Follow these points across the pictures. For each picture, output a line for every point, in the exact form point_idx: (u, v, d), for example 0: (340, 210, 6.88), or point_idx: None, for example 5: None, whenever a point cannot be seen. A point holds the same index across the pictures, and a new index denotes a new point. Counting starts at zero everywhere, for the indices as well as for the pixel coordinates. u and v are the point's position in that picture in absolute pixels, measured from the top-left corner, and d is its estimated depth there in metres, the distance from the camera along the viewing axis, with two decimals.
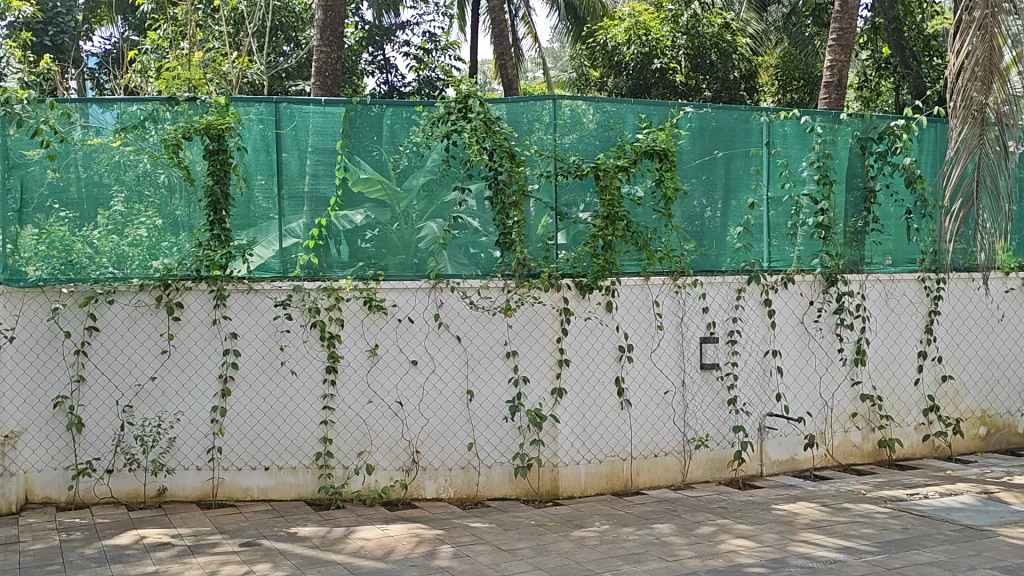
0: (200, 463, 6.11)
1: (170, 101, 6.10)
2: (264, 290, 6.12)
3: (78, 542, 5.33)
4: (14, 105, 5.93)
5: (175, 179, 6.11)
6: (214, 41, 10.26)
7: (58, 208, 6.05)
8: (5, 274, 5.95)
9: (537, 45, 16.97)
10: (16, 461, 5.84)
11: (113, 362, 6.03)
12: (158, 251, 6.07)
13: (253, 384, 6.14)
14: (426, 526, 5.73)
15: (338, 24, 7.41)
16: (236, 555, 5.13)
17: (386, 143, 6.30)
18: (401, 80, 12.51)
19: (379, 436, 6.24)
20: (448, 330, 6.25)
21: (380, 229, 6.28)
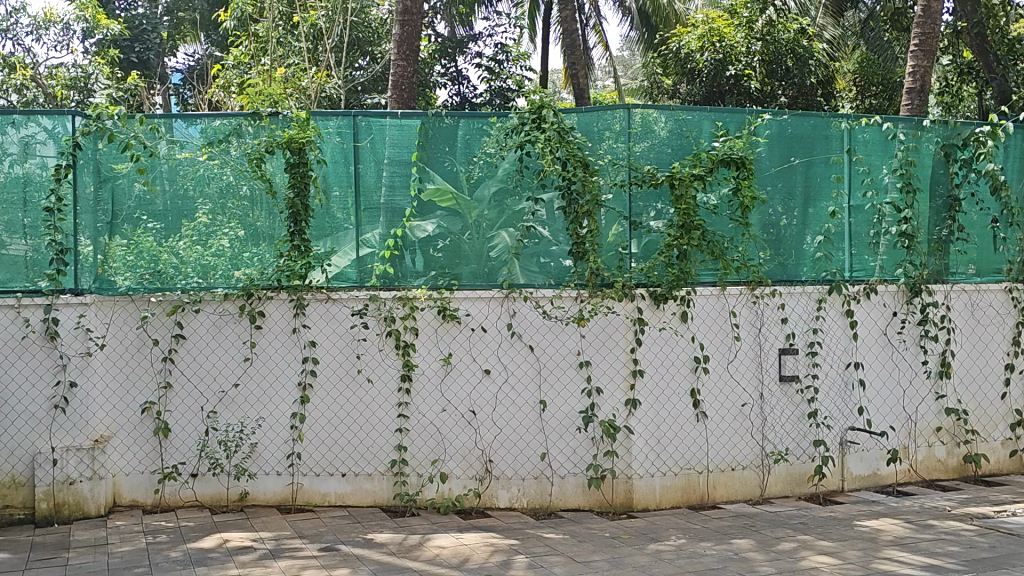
0: (280, 468, 6.23)
1: (254, 116, 6.28)
2: (341, 299, 6.23)
3: (164, 545, 5.50)
4: (106, 121, 6.13)
5: (258, 192, 6.28)
6: (293, 56, 10.52)
7: (146, 220, 6.26)
8: (95, 284, 6.13)
9: (607, 53, 16.97)
10: (105, 464, 6.03)
11: (197, 369, 6.20)
12: (241, 261, 6.24)
13: (330, 391, 6.25)
14: (500, 535, 5.74)
15: (414, 38, 7.53)
16: (315, 560, 5.22)
17: (461, 154, 6.37)
18: (473, 91, 12.53)
19: (453, 444, 6.28)
20: (521, 339, 6.26)
21: (452, 239, 6.34)
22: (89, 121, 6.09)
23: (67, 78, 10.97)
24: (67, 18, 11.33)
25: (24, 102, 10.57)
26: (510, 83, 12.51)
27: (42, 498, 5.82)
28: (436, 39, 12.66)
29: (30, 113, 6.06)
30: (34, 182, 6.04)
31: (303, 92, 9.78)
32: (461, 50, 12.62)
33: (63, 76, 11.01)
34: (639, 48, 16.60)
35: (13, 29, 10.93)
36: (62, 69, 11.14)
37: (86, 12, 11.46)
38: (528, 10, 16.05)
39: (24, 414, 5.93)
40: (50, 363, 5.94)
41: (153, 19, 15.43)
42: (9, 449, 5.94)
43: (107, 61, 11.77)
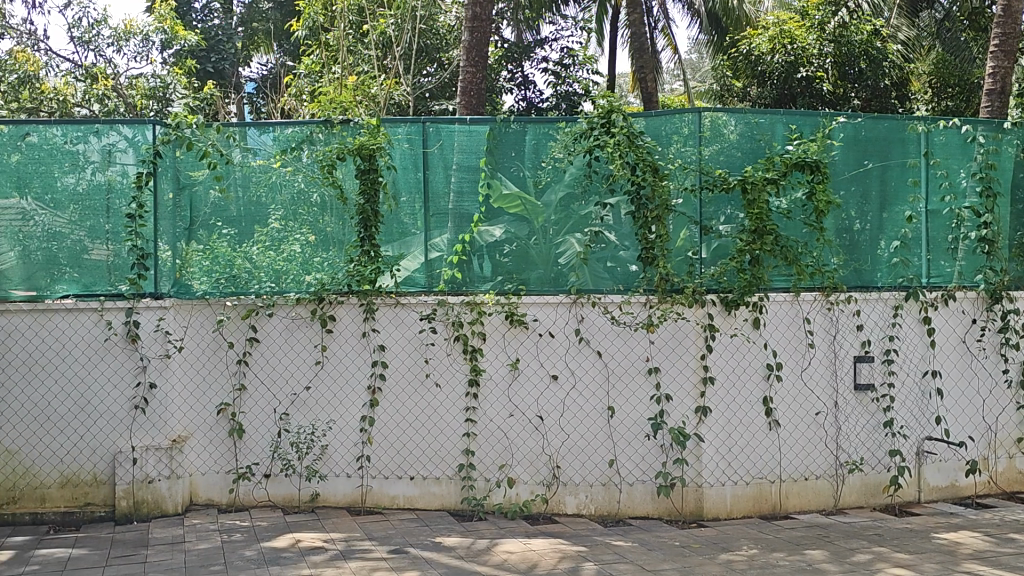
0: (350, 470, 6.32)
1: (326, 123, 6.40)
2: (410, 304, 6.30)
3: (239, 544, 5.62)
4: (185, 130, 6.27)
5: (328, 198, 6.37)
6: (363, 64, 10.70)
7: (221, 226, 6.41)
8: (174, 288, 6.31)
9: (676, 57, 16.85)
10: (182, 464, 6.19)
11: (270, 371, 6.33)
12: (312, 266, 6.35)
13: (399, 396, 6.31)
14: (568, 541, 5.73)
15: (483, 45, 7.58)
16: (385, 562, 5.27)
17: (529, 160, 6.37)
18: (540, 96, 12.56)
19: (520, 450, 6.28)
20: (589, 345, 6.23)
21: (519, 244, 6.36)
22: (168, 130, 6.26)
23: (148, 88, 11.38)
24: (146, 29, 11.74)
25: (104, 111, 11.24)
26: (576, 87, 12.50)
27: (122, 496, 5.99)
28: (502, 44, 12.66)
29: (111, 123, 6.24)
30: (116, 189, 6.23)
31: (373, 99, 9.91)
32: (528, 56, 12.63)
33: (143, 86, 11.33)
34: (709, 51, 16.43)
35: (95, 41, 11.32)
36: (141, 79, 11.52)
37: (165, 24, 11.83)
38: (595, 14, 16.00)
39: (104, 414, 6.11)
40: (131, 364, 6.12)
41: (228, 30, 15.83)
42: (90, 448, 6.12)
43: (184, 71, 12.12)
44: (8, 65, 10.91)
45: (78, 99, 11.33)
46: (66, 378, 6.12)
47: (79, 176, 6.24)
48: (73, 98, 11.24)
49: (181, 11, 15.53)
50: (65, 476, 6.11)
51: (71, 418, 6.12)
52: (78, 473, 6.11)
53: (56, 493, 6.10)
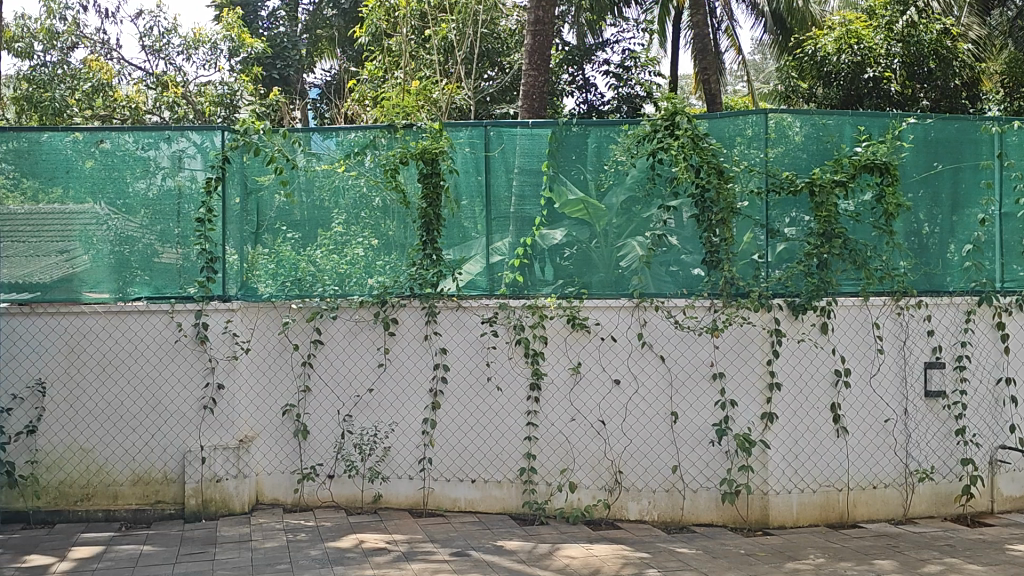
0: (412, 472, 6.37)
1: (389, 128, 6.45)
2: (472, 307, 6.31)
3: (305, 543, 5.70)
4: (252, 136, 6.38)
5: (391, 202, 6.43)
6: (425, 69, 10.83)
7: (285, 230, 6.50)
8: (241, 291, 6.43)
9: (740, 57, 16.60)
10: (249, 463, 6.30)
11: (334, 373, 6.40)
12: (374, 269, 6.41)
13: (461, 399, 6.33)
14: (630, 548, 5.69)
15: (546, 47, 7.58)
16: (447, 564, 5.30)
17: (591, 163, 6.36)
18: (601, 98, 12.53)
19: (582, 454, 6.27)
20: (653, 349, 6.19)
21: (580, 247, 6.34)
22: (236, 136, 6.38)
23: (216, 95, 11.74)
24: (215, 38, 12.10)
25: (175, 118, 11.59)
26: (639, 90, 12.49)
27: (192, 495, 6.13)
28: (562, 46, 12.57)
29: (180, 129, 6.40)
30: (185, 194, 6.39)
31: (435, 103, 10.15)
32: (589, 58, 12.61)
33: (211, 94, 11.73)
34: (773, 51, 16.20)
35: (166, 49, 11.64)
36: (210, 86, 11.88)
37: (232, 32, 12.12)
38: (657, 16, 15.90)
39: (174, 413, 6.26)
40: (200, 365, 6.26)
41: (293, 37, 16.15)
42: (161, 446, 6.27)
43: (251, 79, 12.44)
44: (83, 75, 11.44)
45: (150, 107, 11.71)
46: (138, 378, 6.28)
47: (150, 182, 6.41)
48: (145, 106, 11.65)
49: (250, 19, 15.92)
50: (137, 473, 6.26)
51: (142, 417, 6.28)
52: (149, 471, 6.26)
53: (127, 490, 6.25)
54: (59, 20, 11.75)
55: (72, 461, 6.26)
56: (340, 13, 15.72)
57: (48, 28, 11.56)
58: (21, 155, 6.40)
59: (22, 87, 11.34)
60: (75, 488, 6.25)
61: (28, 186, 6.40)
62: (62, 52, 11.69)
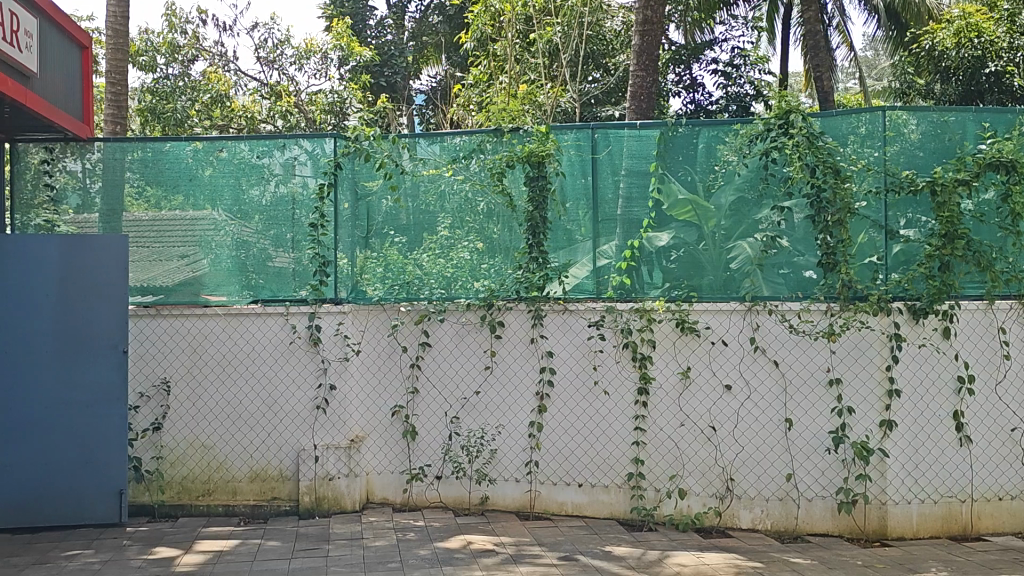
0: (519, 475, 6.39)
1: (496, 132, 6.47)
2: (578, 310, 6.29)
3: (414, 543, 5.78)
4: (363, 142, 6.55)
5: (497, 206, 6.47)
6: (529, 73, 11.02)
7: (393, 234, 6.61)
8: (351, 294, 6.58)
9: (853, 54, 16.10)
10: (360, 463, 6.44)
11: (441, 376, 6.47)
12: (480, 273, 6.46)
13: (568, 402, 6.32)
14: (743, 557, 5.55)
15: (654, 48, 7.53)
16: (556, 568, 5.28)
17: (700, 164, 6.26)
18: (709, 98, 12.73)
19: (692, 460, 6.19)
20: (766, 354, 6.04)
21: (686, 250, 6.26)
22: (348, 142, 6.56)
23: (327, 104, 12.33)
24: (325, 48, 12.59)
25: (288, 126, 12.03)
26: (748, 89, 12.67)
27: (306, 492, 6.30)
28: (665, 45, 12.83)
29: (293, 137, 6.60)
30: (298, 200, 6.59)
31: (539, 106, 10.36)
32: (699, 58, 12.84)
33: (322, 102, 12.30)
34: (887, 47, 15.65)
35: (279, 60, 12.07)
36: (321, 95, 12.56)
37: (342, 41, 12.55)
38: (766, 13, 15.61)
39: (288, 413, 6.43)
40: (313, 366, 6.42)
41: (400, 45, 16.49)
42: (276, 445, 6.46)
43: (359, 87, 12.92)
44: (203, 85, 12.10)
45: (264, 117, 12.13)
46: (254, 378, 6.48)
47: (264, 189, 6.64)
48: (259, 115, 12.13)
49: (358, 29, 16.47)
50: (254, 470, 6.47)
51: (258, 416, 6.48)
52: (266, 468, 6.46)
53: (246, 486, 6.47)
54: (180, 34, 12.33)
55: (194, 457, 6.51)
56: (445, 20, 15.94)
57: (171, 42, 12.13)
58: (147, 164, 6.72)
59: (146, 99, 12.02)
60: (196, 484, 6.50)
61: (151, 194, 6.71)
62: (184, 65, 12.25)
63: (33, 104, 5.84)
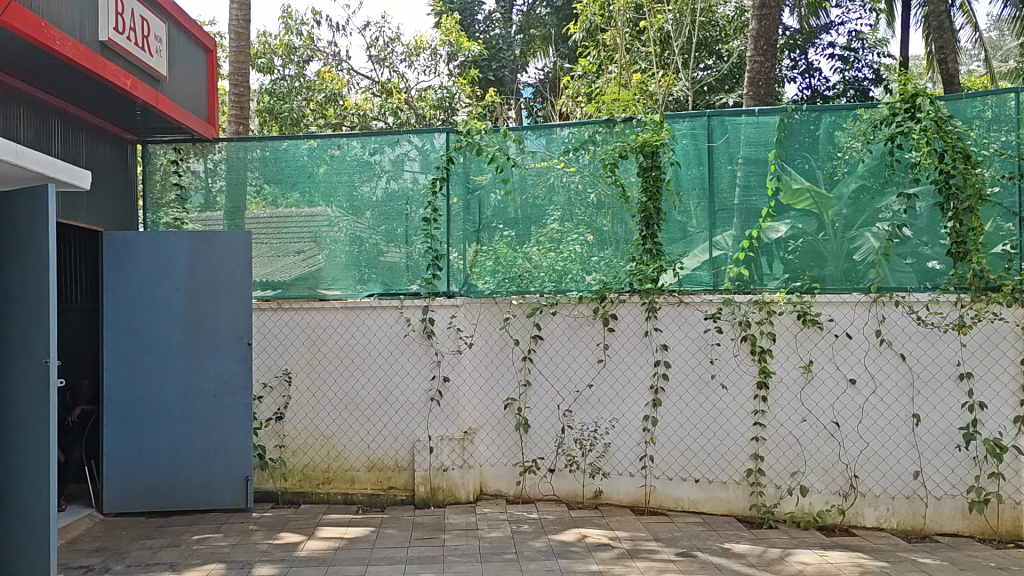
0: (633, 469, 6.32)
1: (609, 122, 6.42)
2: (695, 303, 6.16)
3: (529, 535, 5.79)
4: (476, 135, 6.59)
5: (608, 198, 6.40)
6: (639, 62, 11.16)
7: (502, 228, 6.62)
8: (463, 288, 6.61)
9: (977, 33, 15.36)
10: (474, 455, 6.49)
11: (554, 368, 6.45)
12: (590, 266, 6.41)
13: (683, 396, 6.22)
14: (869, 556, 5.33)
15: (772, 32, 7.38)
16: (674, 564, 5.20)
17: (821, 151, 6.06)
18: (824, 83, 13.32)
19: (814, 457, 6.00)
20: (892, 347, 5.81)
21: (806, 240, 6.07)
22: (459, 136, 6.60)
23: (435, 100, 12.77)
24: (434, 44, 12.99)
25: (398, 122, 12.36)
26: (862, 74, 13.31)
27: (421, 482, 6.40)
28: (785, 32, 13.17)
29: (404, 133, 6.72)
30: (411, 196, 6.70)
31: (650, 95, 10.29)
32: (812, 42, 13.35)
33: (431, 99, 12.75)
34: (1015, 26, 14.85)
35: (390, 58, 12.38)
36: (430, 91, 12.90)
37: (451, 37, 13.03)
38: None
39: (403, 405, 6.54)
40: (426, 359, 6.50)
41: (508, 38, 16.61)
42: (393, 435, 6.57)
43: (468, 81, 13.29)
44: (316, 85, 12.51)
45: (375, 113, 12.74)
46: (370, 371, 6.61)
47: (375, 185, 6.77)
48: (371, 113, 12.50)
49: (468, 24, 16.82)
50: (372, 460, 6.60)
51: (374, 407, 6.60)
52: (382, 458, 6.59)
53: (363, 475, 6.62)
54: (296, 35, 12.75)
55: (315, 447, 6.70)
56: (553, 11, 15.87)
57: (287, 44, 12.55)
58: (266, 163, 6.95)
59: (263, 99, 12.45)
60: (317, 472, 6.69)
61: (269, 192, 6.94)
62: (299, 66, 12.65)
63: (162, 106, 6.13)
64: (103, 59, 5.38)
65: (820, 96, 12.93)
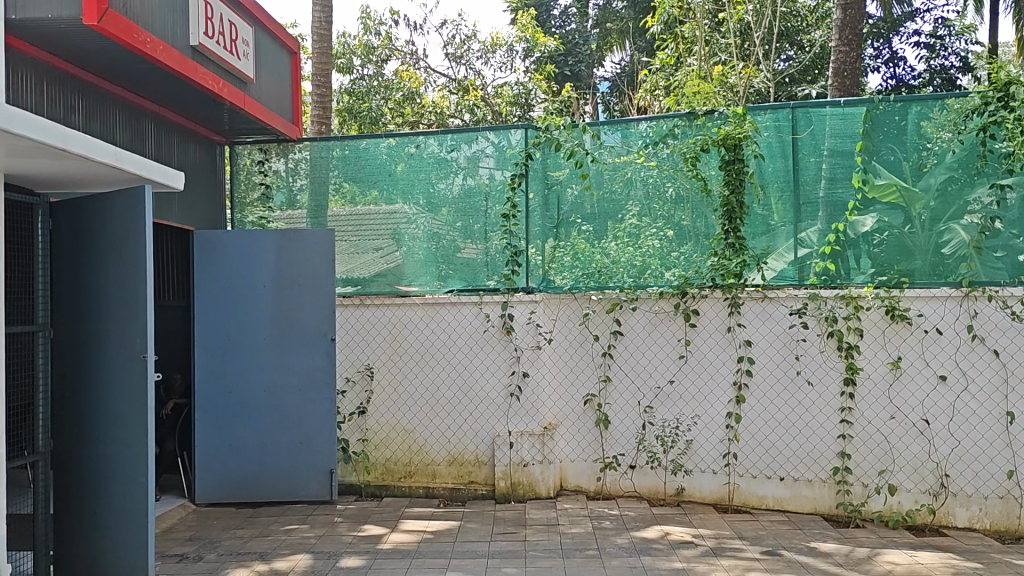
0: (716, 467, 6.26)
1: (689, 115, 6.31)
2: (779, 298, 6.06)
3: (610, 531, 5.78)
4: (554, 131, 6.57)
5: (690, 192, 6.33)
6: (720, 53, 11.24)
7: (580, 223, 6.61)
8: (541, 284, 6.64)
9: None
10: (554, 451, 6.51)
11: (634, 364, 6.42)
12: (670, 261, 6.35)
13: (768, 393, 6.12)
14: (961, 557, 5.17)
15: (857, 21, 7.29)
16: (759, 562, 5.12)
17: (908, 142, 5.90)
18: (910, 72, 13.45)
19: (903, 455, 5.85)
20: (985, 343, 5.65)
21: (893, 233, 5.91)
22: (538, 133, 6.62)
23: (513, 95, 12.94)
24: (512, 40, 13.12)
25: (476, 118, 12.61)
26: (952, 60, 13.21)
27: (502, 477, 6.46)
28: (868, 21, 13.21)
29: (481, 129, 6.76)
30: (488, 192, 6.75)
31: (730, 88, 10.17)
32: (897, 30, 13.41)
33: (507, 94, 12.98)
34: None
35: (466, 55, 12.53)
36: (507, 87, 13.06)
37: (527, 33, 13.11)
38: None
39: (483, 400, 6.58)
40: (506, 354, 6.53)
41: (585, 33, 16.63)
42: (473, 430, 6.63)
43: (545, 76, 13.35)
44: (395, 84, 12.69)
45: (452, 111, 12.89)
46: (449, 366, 6.67)
47: (452, 182, 6.83)
48: (448, 110, 12.62)
49: (544, 19, 16.96)
50: (452, 454, 6.67)
51: (454, 402, 6.66)
52: (462, 453, 6.65)
53: (444, 469, 6.69)
54: (374, 35, 12.95)
55: (397, 441, 6.79)
56: (629, 5, 15.99)
57: (366, 44, 12.71)
58: (347, 162, 7.07)
59: (343, 99, 12.67)
60: (398, 466, 6.79)
61: (348, 190, 7.05)
62: (378, 66, 12.83)
63: (249, 108, 6.28)
64: (195, 64, 5.55)
65: (905, 86, 13.21)
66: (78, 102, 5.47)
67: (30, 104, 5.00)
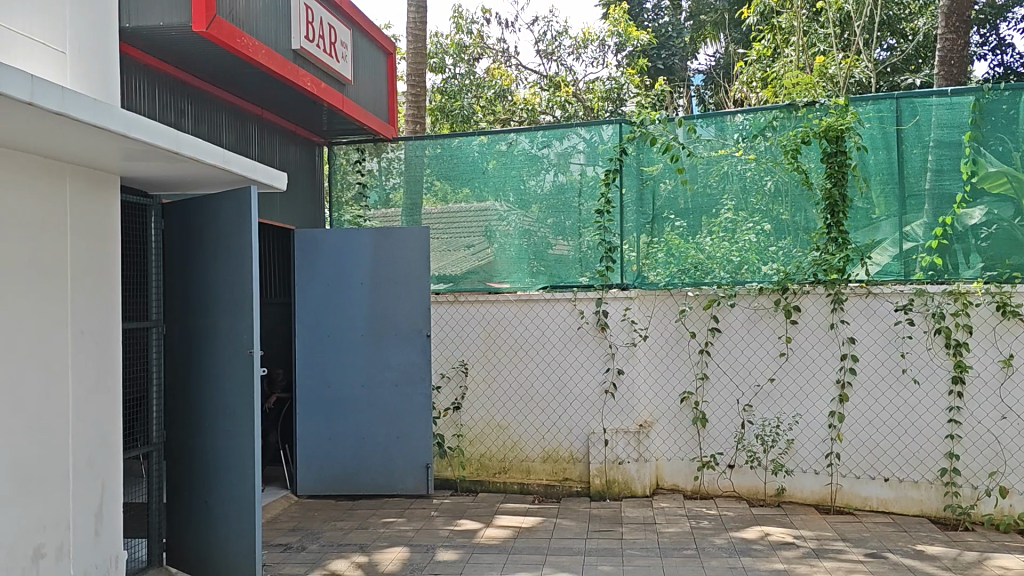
0: (819, 467, 6.10)
1: (789, 107, 6.19)
2: (883, 294, 5.87)
3: (709, 531, 5.70)
4: (648, 125, 6.48)
5: (790, 185, 6.19)
6: (819, 43, 10.82)
7: (673, 219, 6.51)
8: (634, 280, 6.57)
9: None
10: (649, 448, 6.46)
11: (732, 362, 6.31)
12: (767, 256, 6.23)
13: (872, 392, 5.94)
14: None
15: (965, 8, 6.99)
16: (864, 565, 4.97)
17: (1019, 131, 5.64)
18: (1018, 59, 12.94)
19: (1015, 456, 5.61)
20: None
21: (1002, 226, 5.66)
22: (632, 128, 6.54)
23: (603, 91, 12.91)
24: (602, 35, 13.06)
25: (567, 114, 12.63)
26: None
27: (597, 474, 6.43)
28: (976, 6, 12.69)
29: (572, 126, 6.74)
30: (581, 189, 6.72)
31: (830, 78, 9.93)
32: (1005, 16, 12.88)
33: (599, 89, 12.94)
34: None
35: (557, 52, 12.57)
36: (597, 82, 13.05)
37: (618, 28, 13.04)
38: None
39: (577, 396, 6.57)
40: (600, 351, 6.50)
41: (677, 27, 16.47)
42: (567, 427, 6.62)
43: (636, 70, 13.23)
44: (486, 82, 12.82)
45: (543, 107, 12.95)
46: (542, 363, 6.68)
47: (542, 179, 6.84)
48: (540, 107, 12.70)
49: (635, 14, 16.90)
50: (546, 450, 6.68)
51: (547, 399, 6.67)
52: (557, 449, 6.65)
53: (539, 466, 6.71)
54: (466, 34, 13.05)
55: (490, 436, 6.85)
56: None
57: (458, 42, 12.82)
58: (440, 161, 7.16)
59: (436, 98, 12.85)
60: (493, 462, 6.84)
61: (440, 189, 7.14)
62: (469, 63, 12.96)
63: (347, 109, 6.41)
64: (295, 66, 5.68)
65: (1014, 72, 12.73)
66: (187, 106, 5.66)
67: (144, 108, 5.20)
